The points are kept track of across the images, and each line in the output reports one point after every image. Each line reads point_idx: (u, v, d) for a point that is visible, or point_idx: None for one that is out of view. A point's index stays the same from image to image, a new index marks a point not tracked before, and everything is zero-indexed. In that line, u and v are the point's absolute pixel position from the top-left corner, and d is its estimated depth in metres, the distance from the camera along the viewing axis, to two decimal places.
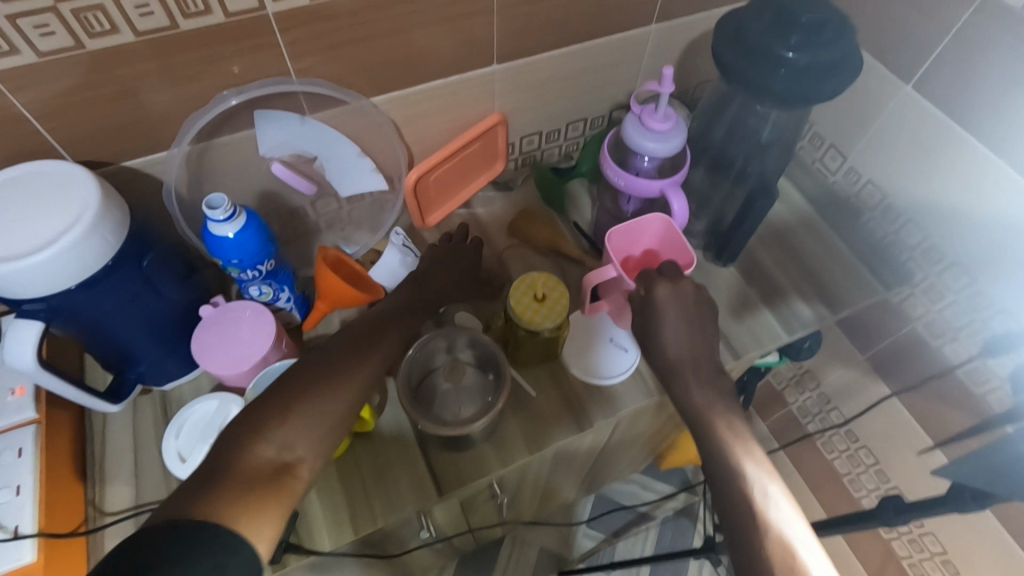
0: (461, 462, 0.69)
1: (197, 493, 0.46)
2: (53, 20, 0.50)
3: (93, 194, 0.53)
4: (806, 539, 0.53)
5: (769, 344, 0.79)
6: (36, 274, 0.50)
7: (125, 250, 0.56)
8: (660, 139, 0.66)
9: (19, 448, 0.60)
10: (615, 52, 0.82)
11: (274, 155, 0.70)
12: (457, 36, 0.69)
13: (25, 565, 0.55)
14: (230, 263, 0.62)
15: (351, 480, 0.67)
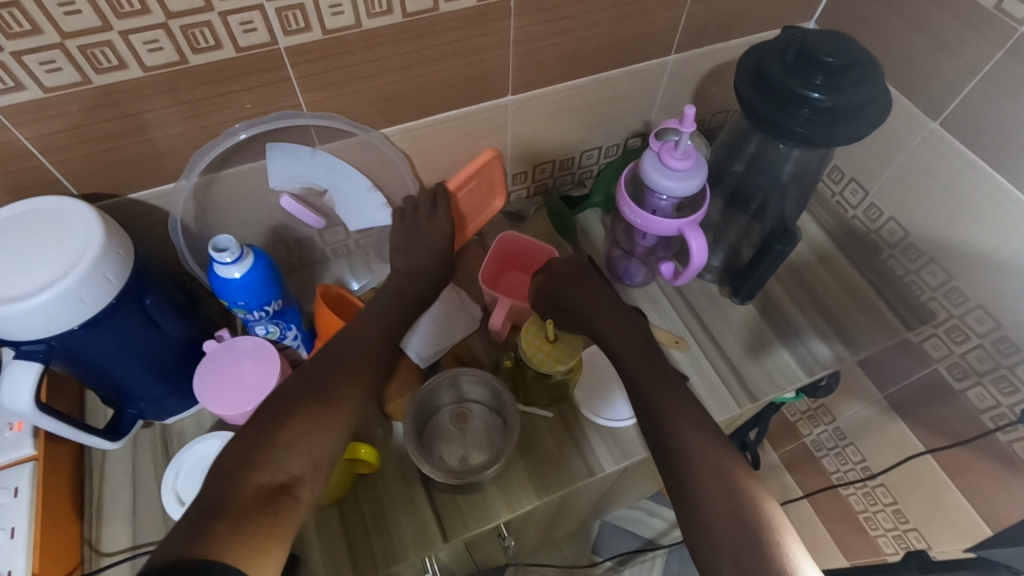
0: (467, 507, 0.66)
1: (178, 539, 0.43)
2: (59, 56, 0.48)
3: (96, 232, 0.51)
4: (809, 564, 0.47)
5: (785, 385, 0.77)
6: (35, 317, 0.49)
7: (128, 288, 0.55)
8: (679, 178, 0.64)
9: (15, 488, 0.58)
10: (632, 82, 0.80)
11: (282, 188, 0.68)
12: (470, 68, 0.67)
13: None
14: (236, 304, 0.61)
15: (352, 524, 0.65)
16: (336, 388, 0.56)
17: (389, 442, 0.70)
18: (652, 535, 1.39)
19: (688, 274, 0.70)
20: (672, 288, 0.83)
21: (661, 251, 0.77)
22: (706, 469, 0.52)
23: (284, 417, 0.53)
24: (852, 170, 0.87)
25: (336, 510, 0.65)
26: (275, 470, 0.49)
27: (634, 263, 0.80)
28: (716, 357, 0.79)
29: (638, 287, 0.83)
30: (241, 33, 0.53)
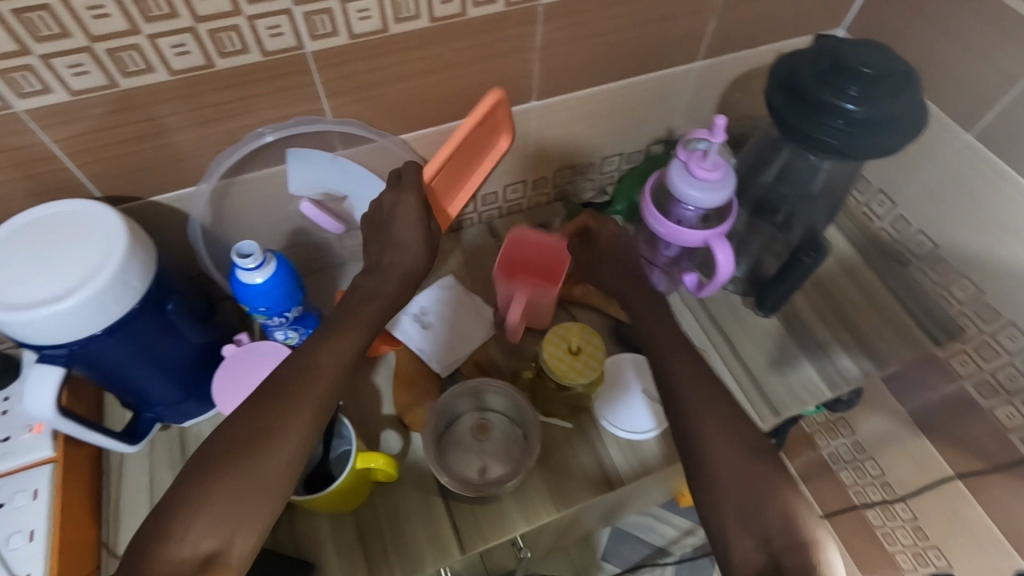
0: (485, 518, 0.65)
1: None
2: (87, 60, 0.48)
3: (119, 237, 0.51)
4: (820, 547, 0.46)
5: (808, 400, 0.76)
6: (59, 322, 0.49)
7: (150, 293, 0.54)
8: (707, 189, 0.62)
9: (34, 490, 0.58)
10: (657, 88, 0.79)
11: (302, 194, 0.68)
12: (496, 73, 0.66)
13: None
14: (257, 310, 0.61)
15: (369, 533, 0.64)
16: (323, 362, 0.52)
17: (406, 450, 0.69)
18: (663, 543, 1.37)
19: (712, 286, 0.69)
20: (693, 298, 0.82)
21: (684, 261, 0.75)
22: (732, 473, 0.49)
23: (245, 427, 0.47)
24: (880, 181, 0.85)
25: (353, 519, 0.65)
26: (239, 496, 0.45)
27: (657, 272, 0.78)
28: (738, 370, 0.77)
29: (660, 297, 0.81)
30: (268, 37, 0.52)
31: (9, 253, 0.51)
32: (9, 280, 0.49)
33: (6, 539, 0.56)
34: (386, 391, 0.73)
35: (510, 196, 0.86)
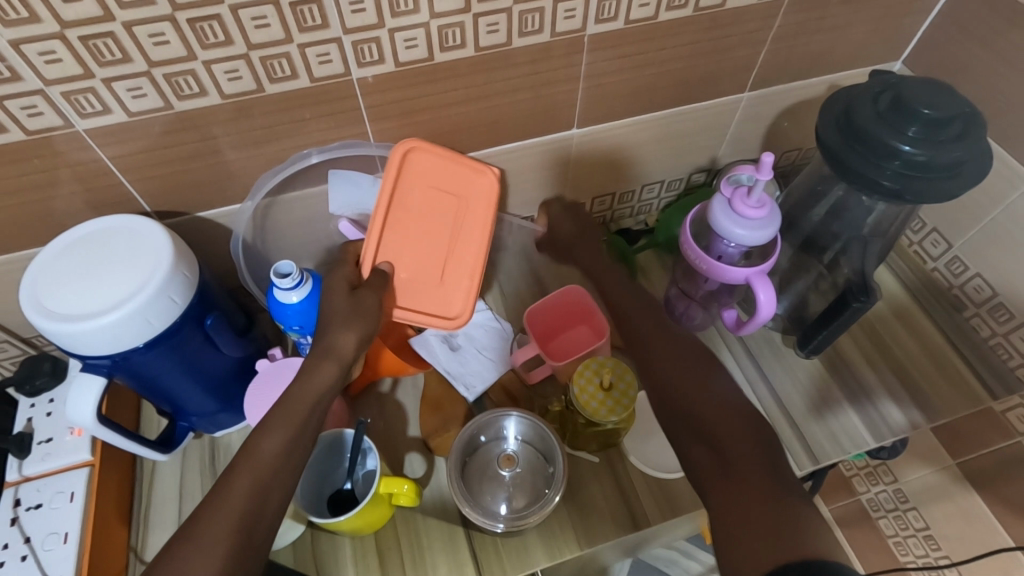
0: (505, 551, 0.64)
1: None
2: (146, 83, 0.50)
3: (166, 254, 0.53)
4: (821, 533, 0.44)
5: (850, 448, 0.72)
6: (103, 335, 0.50)
7: (190, 308, 0.56)
8: (750, 227, 0.61)
9: (71, 492, 0.59)
10: (701, 118, 0.77)
11: (340, 212, 0.69)
12: (537, 101, 0.66)
13: None
14: (291, 328, 0.61)
15: (388, 557, 0.64)
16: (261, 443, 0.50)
17: (430, 474, 0.69)
18: None
19: (752, 325, 0.67)
20: (730, 334, 0.79)
21: (724, 297, 0.73)
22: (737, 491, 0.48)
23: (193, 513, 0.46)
24: (935, 220, 0.81)
25: (374, 541, 0.64)
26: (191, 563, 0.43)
27: (694, 307, 0.77)
28: (776, 412, 0.74)
29: (696, 330, 0.79)
30: (317, 64, 0.53)
31: (62, 264, 0.53)
32: (61, 291, 0.51)
33: (42, 539, 0.58)
34: (414, 413, 0.73)
35: None
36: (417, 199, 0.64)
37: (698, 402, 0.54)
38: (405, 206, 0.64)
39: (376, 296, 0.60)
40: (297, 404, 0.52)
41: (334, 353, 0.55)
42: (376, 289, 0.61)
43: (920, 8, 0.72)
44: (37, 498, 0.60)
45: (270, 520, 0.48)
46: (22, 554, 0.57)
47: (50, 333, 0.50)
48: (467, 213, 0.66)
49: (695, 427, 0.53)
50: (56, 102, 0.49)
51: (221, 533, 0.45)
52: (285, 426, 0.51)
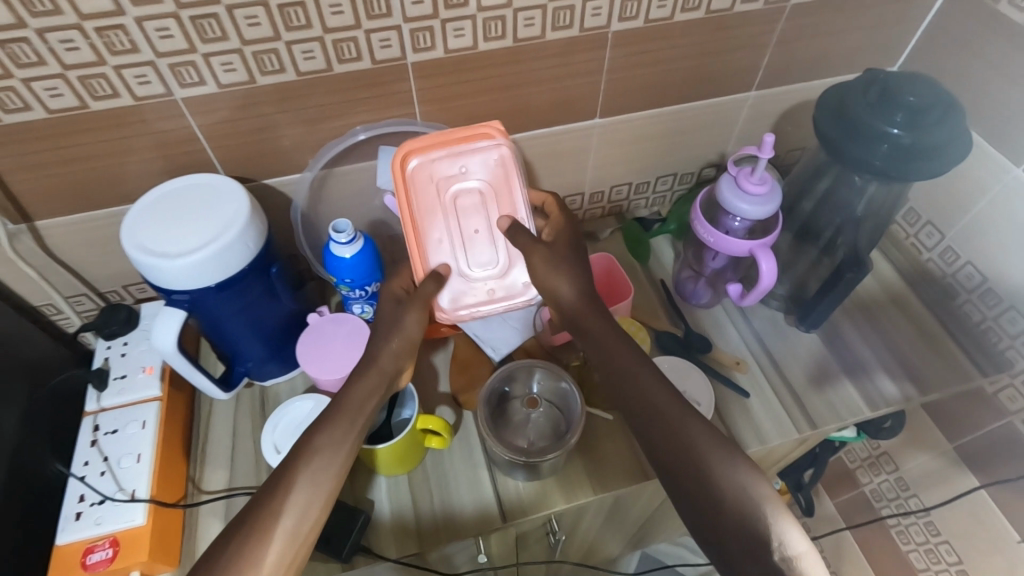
0: (527, 493, 0.70)
1: None
2: (236, 59, 0.59)
3: (243, 206, 0.61)
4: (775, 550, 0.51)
5: (848, 417, 0.77)
6: (188, 272, 0.58)
7: (258, 257, 0.64)
8: (754, 202, 0.68)
9: (143, 421, 0.67)
10: (710, 115, 0.85)
11: (386, 187, 0.74)
12: (563, 92, 0.74)
13: (136, 526, 0.62)
14: (343, 281, 0.69)
15: (420, 495, 0.70)
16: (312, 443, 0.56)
17: (459, 425, 0.76)
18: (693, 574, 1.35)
19: (755, 294, 0.74)
20: (737, 313, 0.85)
21: (729, 273, 0.81)
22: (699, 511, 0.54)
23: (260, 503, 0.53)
24: (929, 213, 0.87)
25: (408, 480, 0.71)
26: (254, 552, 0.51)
27: (702, 285, 0.84)
28: (779, 382, 0.80)
29: (702, 309, 0.86)
30: (378, 48, 0.62)
31: (155, 211, 0.61)
32: (155, 232, 0.59)
33: (118, 459, 0.65)
34: (444, 372, 0.79)
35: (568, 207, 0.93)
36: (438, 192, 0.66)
37: (719, 464, 0.54)
38: (430, 202, 0.65)
39: (416, 310, 0.64)
40: (351, 403, 0.58)
41: (378, 363, 0.61)
42: (420, 302, 0.64)
43: (912, 19, 0.80)
44: (113, 425, 0.67)
45: (298, 513, 0.53)
46: (100, 471, 0.64)
47: (146, 267, 0.58)
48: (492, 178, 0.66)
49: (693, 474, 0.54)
50: (162, 73, 0.58)
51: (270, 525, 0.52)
52: (340, 424, 0.57)
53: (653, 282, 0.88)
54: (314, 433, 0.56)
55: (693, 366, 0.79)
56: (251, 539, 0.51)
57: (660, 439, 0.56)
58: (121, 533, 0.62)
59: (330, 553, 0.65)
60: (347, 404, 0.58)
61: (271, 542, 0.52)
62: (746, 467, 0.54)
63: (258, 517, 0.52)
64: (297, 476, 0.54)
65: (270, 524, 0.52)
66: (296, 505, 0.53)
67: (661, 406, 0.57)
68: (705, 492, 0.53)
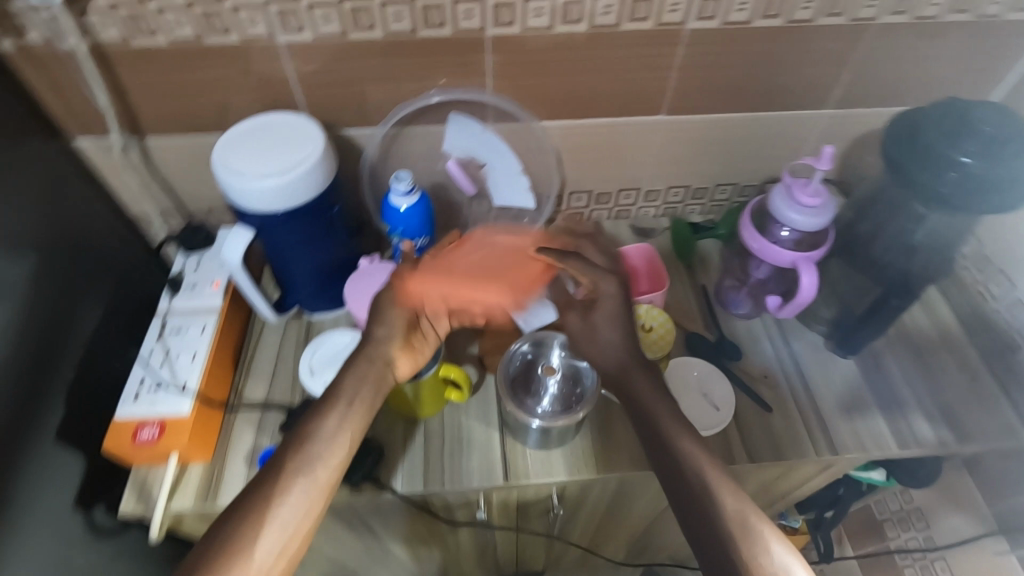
0: (532, 459, 0.73)
1: None
2: (334, 13, 0.65)
3: (319, 146, 0.67)
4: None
5: (873, 451, 0.75)
6: (261, 195, 0.65)
7: (324, 194, 0.70)
8: (803, 212, 0.67)
9: (203, 327, 0.75)
10: (779, 128, 0.85)
11: (452, 152, 0.82)
12: (632, 84, 0.77)
13: (181, 416, 0.69)
14: (395, 231, 0.75)
15: (432, 442, 0.74)
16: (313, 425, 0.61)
17: (479, 386, 0.79)
18: None
19: (792, 307, 0.73)
20: (774, 330, 0.84)
21: (772, 285, 0.81)
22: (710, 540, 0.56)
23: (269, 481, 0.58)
24: None
25: (423, 426, 0.75)
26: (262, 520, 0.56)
27: (743, 294, 0.84)
28: (806, 404, 0.78)
29: (740, 320, 0.85)
30: (461, 18, 0.67)
31: (244, 137, 0.68)
32: (241, 156, 0.66)
33: (177, 356, 0.73)
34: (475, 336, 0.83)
35: (623, 201, 0.95)
36: (470, 257, 0.73)
37: (728, 499, 0.57)
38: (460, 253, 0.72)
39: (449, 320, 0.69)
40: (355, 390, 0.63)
41: (385, 358, 0.65)
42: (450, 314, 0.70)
43: (1010, 54, 0.76)
44: (178, 326, 0.75)
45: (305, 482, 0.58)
46: (160, 363, 0.72)
47: (227, 185, 0.65)
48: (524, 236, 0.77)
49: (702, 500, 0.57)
50: (269, 17, 0.65)
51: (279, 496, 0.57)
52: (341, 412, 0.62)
53: (694, 286, 0.88)
54: (318, 415, 0.61)
55: (713, 368, 0.79)
56: (260, 509, 0.56)
57: (675, 463, 0.60)
58: (168, 419, 0.69)
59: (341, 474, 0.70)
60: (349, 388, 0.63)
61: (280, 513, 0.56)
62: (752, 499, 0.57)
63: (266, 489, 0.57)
64: (302, 456, 0.59)
65: (277, 492, 0.57)
66: (301, 476, 0.58)
67: (687, 473, 0.59)
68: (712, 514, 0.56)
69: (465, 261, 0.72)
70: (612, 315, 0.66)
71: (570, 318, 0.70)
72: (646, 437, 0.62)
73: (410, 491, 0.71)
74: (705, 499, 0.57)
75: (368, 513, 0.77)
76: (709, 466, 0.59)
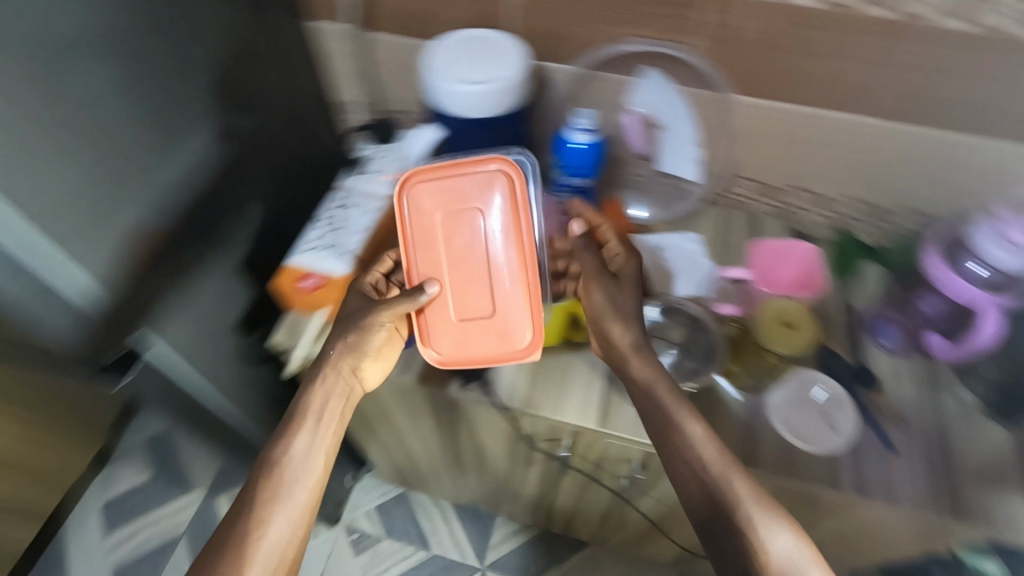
0: (629, 416, 0.74)
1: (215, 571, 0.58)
2: None
3: (518, 68, 0.71)
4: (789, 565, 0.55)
5: (1002, 534, 0.67)
6: (456, 100, 0.71)
7: (508, 114, 0.74)
8: (1015, 254, 0.63)
9: (373, 207, 0.81)
10: (998, 159, 0.75)
11: (636, 107, 0.83)
12: (838, 73, 0.72)
13: (340, 276, 0.76)
14: (562, 167, 0.78)
15: (540, 370, 0.78)
16: (298, 423, 0.67)
17: None
18: None
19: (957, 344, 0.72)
20: (922, 374, 0.77)
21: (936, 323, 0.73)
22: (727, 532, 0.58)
23: (257, 482, 0.63)
24: None
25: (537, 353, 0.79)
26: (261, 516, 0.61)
27: (897, 326, 0.77)
28: (937, 461, 0.71)
29: (886, 353, 0.78)
30: None
31: (454, 43, 0.73)
32: (449, 59, 0.72)
33: (347, 226, 0.80)
34: None
35: (789, 200, 0.90)
36: (455, 271, 0.67)
37: (731, 479, 0.60)
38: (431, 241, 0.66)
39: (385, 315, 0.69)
40: (323, 393, 0.69)
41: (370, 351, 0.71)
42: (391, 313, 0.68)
43: None
44: (353, 201, 0.83)
45: (293, 479, 0.64)
46: (335, 229, 0.80)
47: (431, 83, 0.72)
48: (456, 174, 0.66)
49: (704, 480, 0.60)
50: None
51: (263, 497, 0.62)
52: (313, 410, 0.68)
53: (843, 304, 0.83)
54: (296, 415, 0.67)
55: (843, 388, 0.74)
56: (254, 506, 0.62)
57: (677, 458, 0.62)
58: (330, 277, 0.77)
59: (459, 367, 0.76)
60: (316, 383, 0.69)
61: (274, 509, 0.62)
62: (753, 488, 0.59)
63: (259, 492, 0.62)
64: (281, 462, 0.64)
65: (265, 496, 0.62)
66: (292, 476, 0.64)
67: (697, 468, 0.61)
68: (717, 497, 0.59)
69: (464, 310, 0.68)
70: (609, 288, 0.68)
71: (593, 281, 0.69)
72: (654, 432, 0.65)
73: (506, 403, 0.76)
74: (720, 485, 0.60)
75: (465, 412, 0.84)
76: (715, 455, 0.61)
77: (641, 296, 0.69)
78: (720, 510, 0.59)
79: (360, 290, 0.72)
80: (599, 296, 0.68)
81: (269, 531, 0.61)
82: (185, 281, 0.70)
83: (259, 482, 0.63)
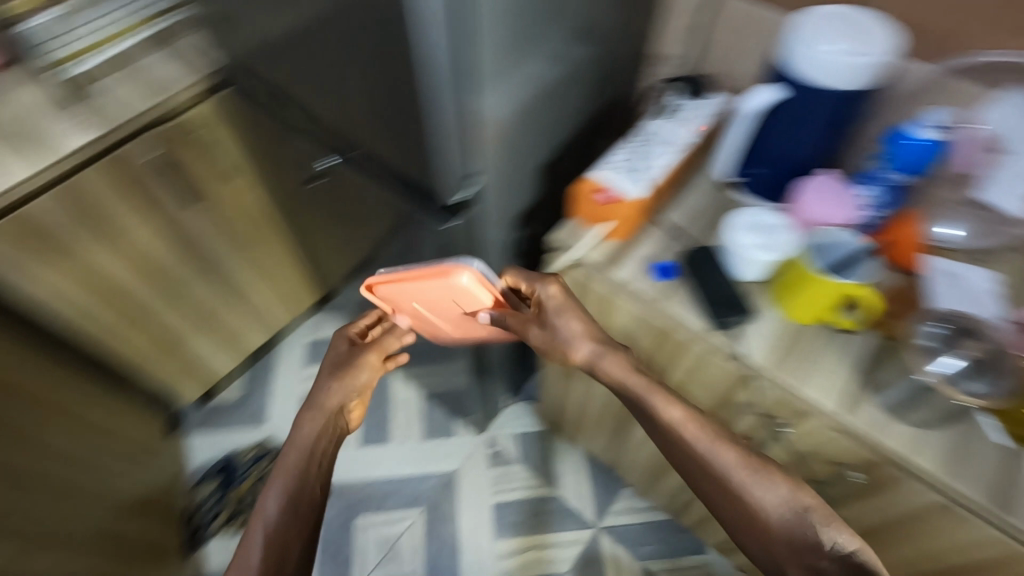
0: (876, 414, 0.76)
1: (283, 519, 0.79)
2: None
3: (888, 50, 0.73)
4: (778, 509, 0.71)
5: None
6: (817, 64, 0.75)
7: (855, 92, 0.77)
8: None
9: (673, 148, 0.89)
10: None
11: (986, 124, 0.80)
12: None
13: (632, 196, 0.84)
14: (887, 161, 0.80)
15: (797, 342, 0.81)
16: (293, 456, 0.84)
17: (862, 330, 0.81)
18: None
19: None
20: None
21: None
22: (717, 489, 0.75)
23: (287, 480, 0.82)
24: None
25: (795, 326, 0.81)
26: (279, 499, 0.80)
27: None
28: None
29: None
30: None
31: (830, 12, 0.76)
32: (821, 24, 0.75)
33: (645, 157, 0.88)
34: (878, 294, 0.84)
35: None
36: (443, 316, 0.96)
37: (723, 450, 0.76)
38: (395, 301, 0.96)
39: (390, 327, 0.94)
40: (312, 425, 0.87)
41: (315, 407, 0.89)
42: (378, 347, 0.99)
43: None
44: (654, 137, 0.90)
45: (306, 461, 0.84)
46: (631, 156, 0.88)
47: (796, 43, 0.75)
48: (415, 275, 0.86)
49: (690, 453, 0.77)
50: None
51: (288, 476, 0.82)
52: (335, 384, 0.92)
53: None
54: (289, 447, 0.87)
55: None
56: (289, 467, 0.84)
57: (671, 442, 0.78)
58: (622, 195, 0.84)
59: (713, 312, 0.81)
60: (307, 415, 0.89)
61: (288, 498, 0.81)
62: (729, 450, 0.76)
63: (291, 457, 0.84)
64: (275, 485, 0.83)
65: (301, 435, 0.87)
66: (310, 426, 0.87)
67: (682, 441, 0.77)
68: (709, 467, 0.75)
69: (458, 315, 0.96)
70: (554, 313, 0.85)
71: (528, 323, 0.86)
72: (646, 423, 0.81)
73: (740, 352, 0.80)
74: (711, 463, 0.75)
75: (691, 364, 0.88)
76: (697, 431, 0.77)
77: (608, 346, 0.83)
78: (715, 471, 0.75)
79: (349, 337, 0.99)
80: (565, 323, 0.84)
81: (289, 495, 0.81)
82: (502, 140, 0.84)
83: (278, 482, 0.82)
